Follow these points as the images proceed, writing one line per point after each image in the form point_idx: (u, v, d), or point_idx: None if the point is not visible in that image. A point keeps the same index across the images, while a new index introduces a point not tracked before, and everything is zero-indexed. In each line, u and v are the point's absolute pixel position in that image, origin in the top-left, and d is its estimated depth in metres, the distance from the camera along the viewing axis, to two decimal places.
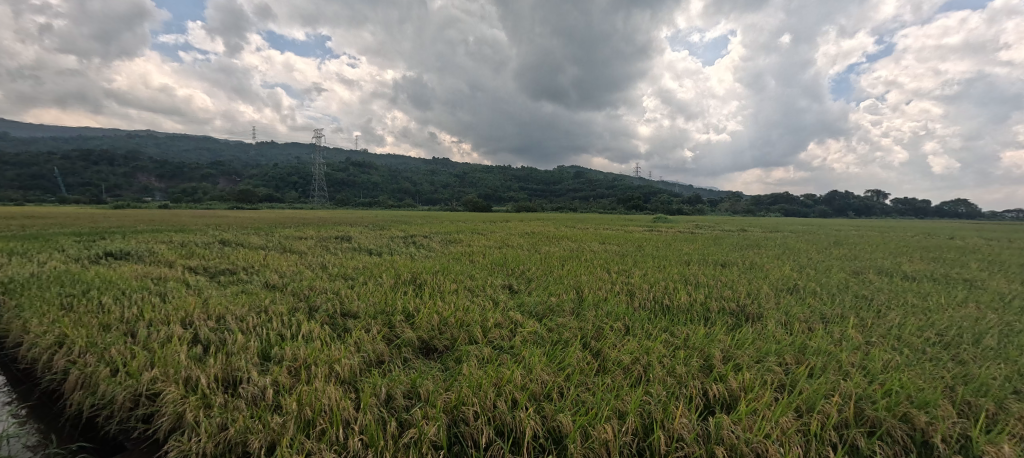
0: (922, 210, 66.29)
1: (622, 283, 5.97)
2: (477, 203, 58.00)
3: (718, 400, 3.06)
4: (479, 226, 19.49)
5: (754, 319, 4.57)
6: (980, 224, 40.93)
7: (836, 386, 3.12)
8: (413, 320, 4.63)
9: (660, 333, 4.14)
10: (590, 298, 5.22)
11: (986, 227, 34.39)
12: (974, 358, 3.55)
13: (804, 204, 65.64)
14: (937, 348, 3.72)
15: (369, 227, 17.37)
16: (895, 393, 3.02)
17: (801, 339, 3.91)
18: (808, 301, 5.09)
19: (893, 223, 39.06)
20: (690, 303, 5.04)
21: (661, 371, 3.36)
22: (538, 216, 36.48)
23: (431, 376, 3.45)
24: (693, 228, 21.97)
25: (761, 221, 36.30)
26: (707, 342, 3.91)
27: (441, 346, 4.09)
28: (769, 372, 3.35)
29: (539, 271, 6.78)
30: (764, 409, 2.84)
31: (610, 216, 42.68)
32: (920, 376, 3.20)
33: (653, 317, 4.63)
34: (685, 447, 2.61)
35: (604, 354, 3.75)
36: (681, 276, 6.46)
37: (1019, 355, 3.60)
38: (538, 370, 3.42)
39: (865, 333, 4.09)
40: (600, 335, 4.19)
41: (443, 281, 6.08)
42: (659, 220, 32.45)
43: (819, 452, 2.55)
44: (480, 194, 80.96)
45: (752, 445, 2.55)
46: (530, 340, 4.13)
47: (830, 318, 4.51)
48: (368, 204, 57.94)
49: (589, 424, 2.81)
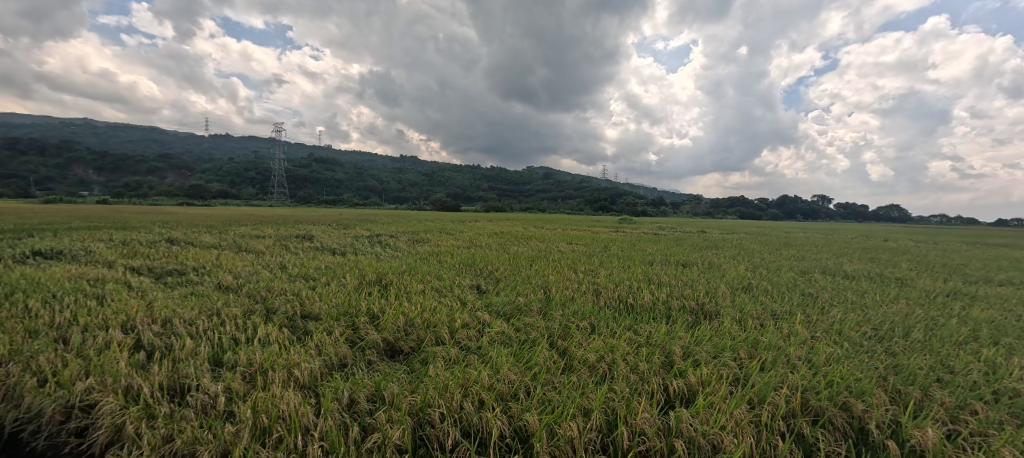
0: (862, 214, 71.93)
1: (588, 282, 6.08)
2: (446, 203, 57.53)
3: (678, 394, 3.17)
4: (447, 226, 19.31)
5: (712, 316, 4.78)
6: (909, 229, 44.94)
7: (785, 379, 3.31)
8: (377, 321, 4.50)
9: (624, 331, 4.25)
10: (557, 297, 5.27)
11: (913, 231, 37.85)
12: (904, 350, 3.88)
13: (759, 207, 69.52)
14: (872, 342, 4.04)
15: (333, 226, 16.80)
16: (837, 383, 3.24)
17: (754, 335, 4.13)
18: (760, 299, 5.39)
19: (834, 227, 42.22)
20: (652, 301, 5.21)
21: (625, 368, 3.44)
22: (507, 217, 36.66)
23: (396, 378, 3.38)
24: (655, 229, 22.83)
25: (718, 223, 38.22)
26: (668, 339, 4.05)
27: (407, 347, 4.00)
28: (725, 367, 3.51)
29: (506, 271, 6.78)
30: (719, 402, 2.98)
31: (578, 217, 43.52)
32: (858, 368, 3.46)
33: (618, 315, 4.75)
34: (647, 441, 2.69)
35: (570, 353, 3.80)
36: (645, 275, 6.67)
37: (941, 347, 3.96)
38: (506, 370, 3.42)
39: (811, 328, 4.37)
40: (567, 333, 4.25)
41: (410, 281, 5.97)
42: (624, 221, 33.45)
43: (769, 442, 2.69)
44: (449, 194, 80.34)
45: (709, 437, 2.67)
46: (497, 339, 4.12)
47: (779, 315, 4.80)
48: (333, 202, 55.96)
49: (555, 423, 2.84)
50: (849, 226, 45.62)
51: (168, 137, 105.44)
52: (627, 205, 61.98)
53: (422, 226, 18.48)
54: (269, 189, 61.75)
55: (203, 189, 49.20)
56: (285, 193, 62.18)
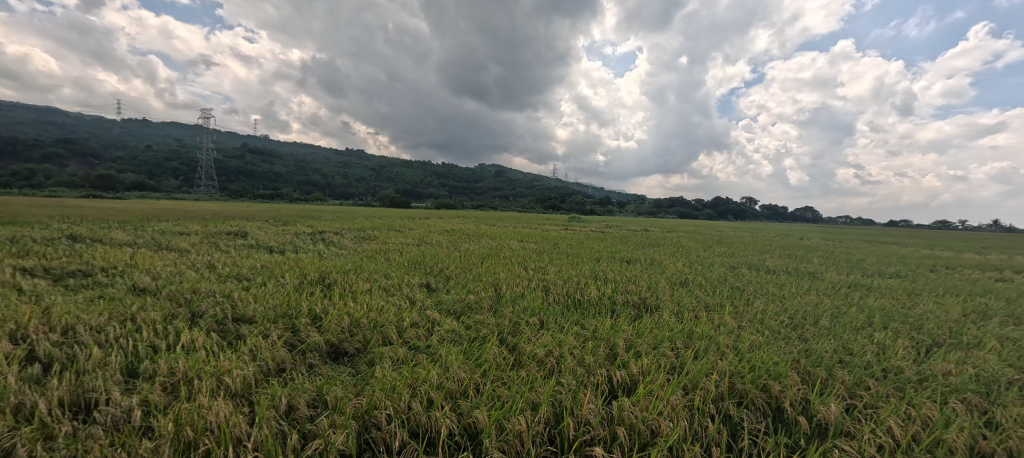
0: (783, 215, 79.72)
1: (538, 279, 6.19)
2: (396, 200, 55.89)
3: (621, 384, 3.33)
4: (395, 223, 18.74)
5: (652, 309, 5.06)
6: (819, 229, 50.55)
7: (715, 365, 3.59)
8: (319, 322, 4.27)
9: (572, 326, 4.39)
10: (508, 294, 5.32)
11: (823, 230, 42.57)
12: (814, 335, 4.36)
13: (697, 208, 74.66)
14: (788, 329, 4.50)
15: (269, 222, 15.65)
16: (759, 367, 3.57)
17: (689, 326, 4.43)
18: (696, 292, 5.80)
19: (759, 227, 46.41)
20: (599, 296, 5.42)
21: (571, 362, 3.55)
22: (459, 215, 36.37)
23: (340, 381, 3.23)
24: (602, 227, 23.57)
25: (659, 222, 40.60)
26: (613, 332, 4.23)
27: (352, 349, 3.83)
28: (663, 357, 3.73)
29: (457, 269, 6.72)
30: (658, 390, 3.17)
31: (530, 215, 44.20)
32: (776, 353, 3.83)
33: (566, 310, 4.89)
34: (591, 430, 2.81)
35: (520, 349, 3.85)
36: (592, 272, 6.92)
37: (843, 332, 4.50)
38: (456, 368, 3.39)
39: (738, 318, 4.78)
40: (516, 330, 4.30)
41: (356, 280, 5.73)
42: (573, 219, 34.44)
43: (701, 423, 2.91)
44: (400, 191, 78.10)
45: (648, 423, 2.83)
46: (447, 338, 4.07)
47: (711, 307, 5.20)
48: (271, 197, 52.20)
49: (504, 418, 2.87)
50: (772, 226, 50.49)
51: (71, 120, 92.50)
52: (577, 205, 63.87)
53: (369, 223, 17.77)
54: (197, 182, 56.29)
55: (114, 181, 43.79)
56: (216, 187, 57.04)
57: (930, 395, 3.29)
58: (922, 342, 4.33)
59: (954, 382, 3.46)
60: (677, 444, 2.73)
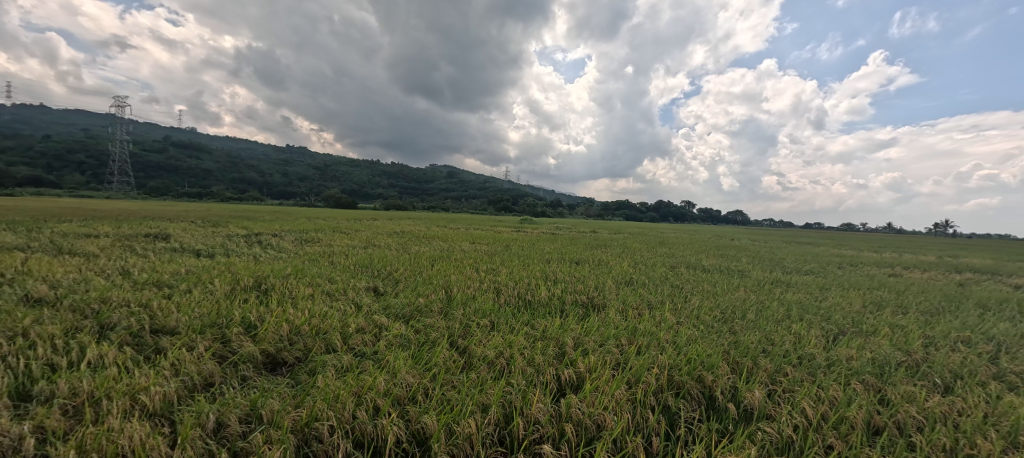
0: (719, 218, 86.27)
1: (489, 281, 6.19)
2: (343, 201, 53.43)
3: (569, 382, 3.42)
4: (341, 224, 17.92)
5: (600, 308, 5.26)
6: (749, 231, 55.26)
7: (656, 360, 3.80)
8: (255, 331, 3.97)
9: (522, 326, 4.44)
10: (459, 296, 5.28)
11: (751, 233, 46.66)
12: (742, 328, 4.76)
13: (643, 211, 78.66)
14: (720, 323, 4.88)
15: (196, 222, 14.26)
16: (695, 360, 3.83)
17: (633, 323, 4.65)
18: (639, 291, 6.11)
19: (697, 229, 49.85)
20: (549, 297, 5.54)
21: (521, 362, 3.60)
22: (410, 217, 35.50)
23: (277, 393, 3.02)
24: (553, 229, 24.11)
25: (607, 224, 42.30)
26: (561, 331, 4.34)
27: (291, 358, 3.60)
28: (609, 353, 3.89)
29: (407, 272, 6.55)
30: (603, 385, 3.30)
31: (483, 217, 44.17)
32: (710, 346, 4.13)
33: (517, 311, 4.95)
34: (541, 428, 2.85)
35: (470, 351, 3.83)
36: (542, 273, 7.06)
37: (766, 324, 4.95)
38: (404, 373, 3.30)
39: (677, 315, 5.10)
40: (467, 332, 4.27)
41: (296, 285, 5.39)
42: (526, 221, 34.90)
43: (643, 415, 3.07)
44: (347, 191, 74.75)
45: (594, 418, 2.93)
46: (395, 343, 3.95)
47: (653, 304, 5.50)
48: (200, 195, 47.75)
49: (453, 422, 2.84)
50: (708, 227, 54.45)
51: None
52: (530, 207, 64.83)
53: (313, 224, 16.80)
54: (109, 178, 50.12)
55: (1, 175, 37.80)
56: (132, 184, 51.14)
57: (836, 378, 3.71)
58: (830, 331, 4.88)
59: (855, 365, 3.93)
60: (621, 436, 2.86)
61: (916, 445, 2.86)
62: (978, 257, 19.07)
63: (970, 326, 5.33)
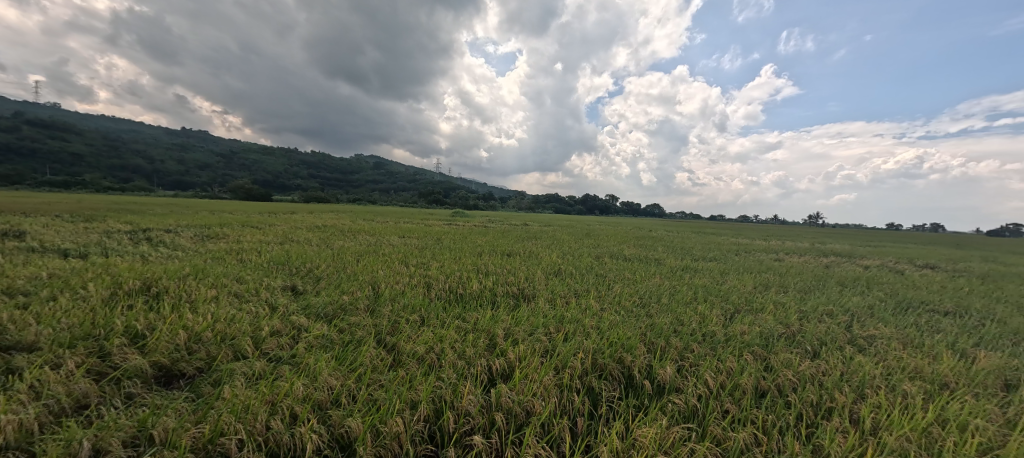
0: (640, 211, 93.16)
1: (419, 275, 6.05)
2: (256, 193, 48.45)
3: (499, 372, 3.48)
4: (252, 218, 16.19)
5: (530, 298, 5.42)
6: (665, 223, 60.48)
7: (581, 345, 4.01)
8: (144, 341, 3.45)
9: (453, 320, 4.41)
10: (387, 292, 5.09)
11: (667, 226, 51.17)
12: (657, 311, 5.22)
13: (573, 204, 82.14)
14: (638, 307, 5.30)
15: (59, 217, 11.89)
16: (616, 343, 4.11)
17: (561, 312, 4.86)
18: (567, 281, 6.39)
19: (620, 221, 53.34)
20: (480, 289, 5.56)
21: (452, 355, 3.58)
22: (334, 210, 33.25)
23: (173, 410, 2.67)
24: (486, 222, 24.04)
25: (538, 217, 43.54)
26: (492, 323, 4.39)
27: (190, 370, 3.20)
28: (538, 341, 4.02)
29: (330, 268, 6.13)
30: (532, 373, 3.40)
31: (414, 210, 42.88)
32: (629, 329, 4.47)
33: (448, 305, 4.90)
34: (471, 420, 2.87)
35: (398, 348, 3.72)
36: (474, 266, 7.07)
37: (676, 306, 5.49)
38: (325, 375, 3.10)
39: (601, 301, 5.43)
40: (396, 329, 4.14)
41: (196, 287, 4.78)
42: (458, 214, 34.58)
43: (569, 398, 3.24)
44: (261, 183, 67.88)
45: (524, 405, 3.03)
46: (316, 344, 3.70)
47: (580, 292, 5.80)
48: (69, 184, 40.09)
49: (380, 422, 2.75)
50: (630, 220, 58.70)
51: None
52: (464, 201, 64.34)
53: (216, 218, 14.95)
54: None
55: None
56: None
57: (732, 350, 4.24)
58: (728, 310, 5.55)
59: (746, 338, 4.51)
60: (548, 420, 2.98)
61: (792, 403, 3.37)
62: (838, 243, 22.92)
63: (832, 300, 6.41)
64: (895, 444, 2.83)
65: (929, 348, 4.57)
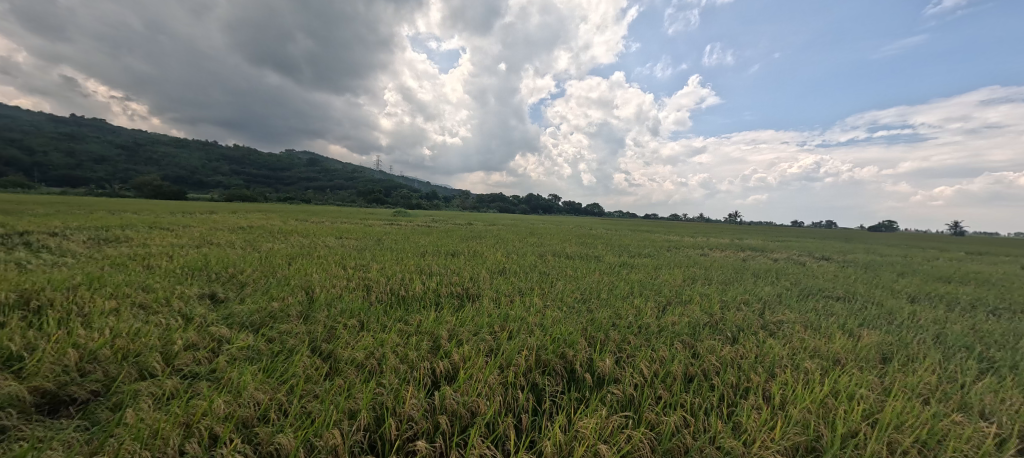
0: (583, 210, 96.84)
1: (358, 278, 5.78)
2: (168, 190, 43.30)
3: (443, 374, 3.43)
4: (163, 219, 14.44)
5: (474, 298, 5.41)
6: (605, 222, 63.42)
7: (525, 342, 4.08)
8: (19, 365, 2.94)
9: (395, 323, 4.27)
10: (323, 297, 4.80)
11: (607, 224, 53.68)
12: (597, 306, 5.46)
13: (519, 203, 83.25)
14: (579, 303, 5.51)
15: None
16: (559, 339, 4.23)
17: (506, 310, 4.91)
18: (512, 279, 6.47)
19: (564, 220, 55.00)
20: (423, 290, 5.45)
21: (393, 360, 3.46)
22: (261, 209, 30.66)
23: (59, 443, 2.31)
24: (430, 222, 23.60)
25: (484, 216, 43.54)
26: (436, 324, 4.31)
27: (84, 393, 2.78)
28: (483, 341, 4.02)
29: (257, 273, 5.65)
30: (477, 373, 3.40)
31: (353, 210, 40.86)
32: (571, 324, 4.63)
33: (389, 308, 4.73)
34: (414, 425, 2.80)
35: (335, 356, 3.53)
36: (417, 266, 6.91)
37: (615, 300, 5.78)
38: (251, 389, 2.85)
39: (545, 299, 5.57)
40: (332, 335, 3.92)
41: (90, 299, 4.16)
42: (401, 213, 33.52)
43: (513, 396, 3.28)
44: (175, 180, 60.78)
45: (469, 405, 3.02)
46: (241, 356, 3.39)
47: (524, 290, 5.90)
48: None
49: (315, 435, 2.59)
50: (573, 219, 60.77)
51: None
52: (408, 200, 62.56)
53: (116, 219, 13.10)
54: None
55: None
56: None
57: (664, 340, 4.55)
58: (661, 303, 5.96)
59: (677, 328, 4.87)
60: (493, 419, 3.00)
61: (715, 386, 3.70)
62: (753, 239, 25.49)
63: (748, 290, 7.13)
64: (799, 416, 3.22)
65: (824, 329, 5.25)
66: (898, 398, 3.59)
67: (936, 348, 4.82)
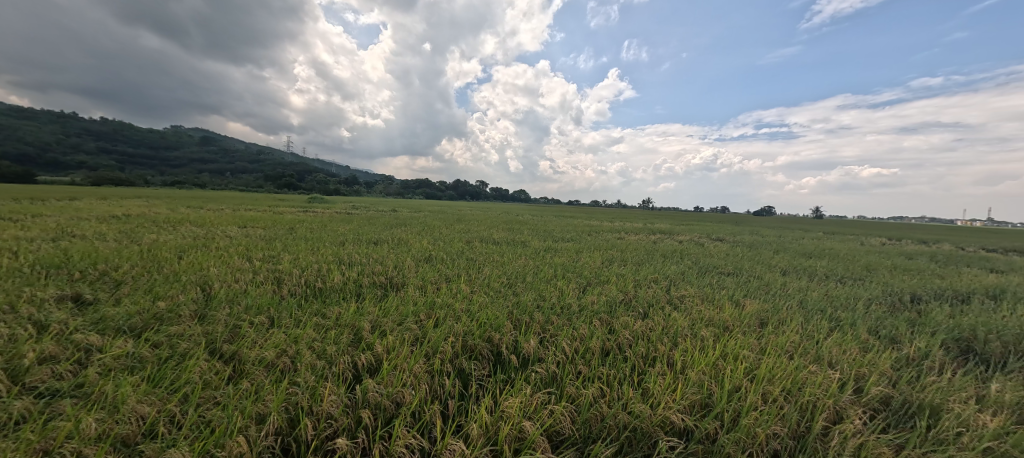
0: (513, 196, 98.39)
1: (267, 271, 5.28)
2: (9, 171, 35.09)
3: (365, 367, 3.30)
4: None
5: (399, 287, 5.26)
6: (534, 208, 65.14)
7: (452, 329, 4.07)
8: None
9: (310, 318, 3.99)
10: (223, 293, 4.32)
11: (535, 212, 55.20)
12: (522, 289, 5.63)
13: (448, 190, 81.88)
14: (506, 287, 5.65)
15: None
16: (485, 324, 4.30)
17: (432, 298, 4.85)
18: (438, 266, 6.38)
19: (493, 207, 55.32)
20: (343, 281, 5.15)
21: (310, 356, 3.25)
22: (141, 194, 26.24)
23: None
24: (351, 209, 22.16)
25: (411, 204, 42.08)
26: (357, 316, 4.12)
27: None
28: (407, 331, 3.94)
29: (137, 269, 4.87)
30: (402, 363, 3.33)
31: (261, 195, 36.83)
32: (498, 309, 4.73)
33: (304, 302, 4.41)
34: (334, 422, 2.67)
35: (239, 357, 3.21)
36: (336, 256, 6.50)
37: (539, 283, 6.02)
38: (132, 403, 2.49)
39: (471, 285, 5.60)
40: (236, 335, 3.55)
41: None
42: (317, 200, 30.99)
43: (439, 383, 3.28)
44: (19, 159, 49.41)
45: (393, 397, 2.95)
46: (118, 366, 2.93)
47: (451, 277, 5.87)
48: None
49: (215, 446, 2.36)
50: (503, 206, 61.42)
51: None
52: (327, 186, 58.17)
53: None
54: None
55: None
56: None
57: (584, 318, 4.86)
58: (581, 284, 6.34)
59: (595, 307, 5.23)
60: (419, 407, 2.98)
61: (628, 357, 4.07)
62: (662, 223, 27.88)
63: (657, 270, 7.87)
64: (696, 378, 3.67)
65: (716, 301, 6.01)
66: (771, 355, 4.26)
67: (800, 312, 5.79)
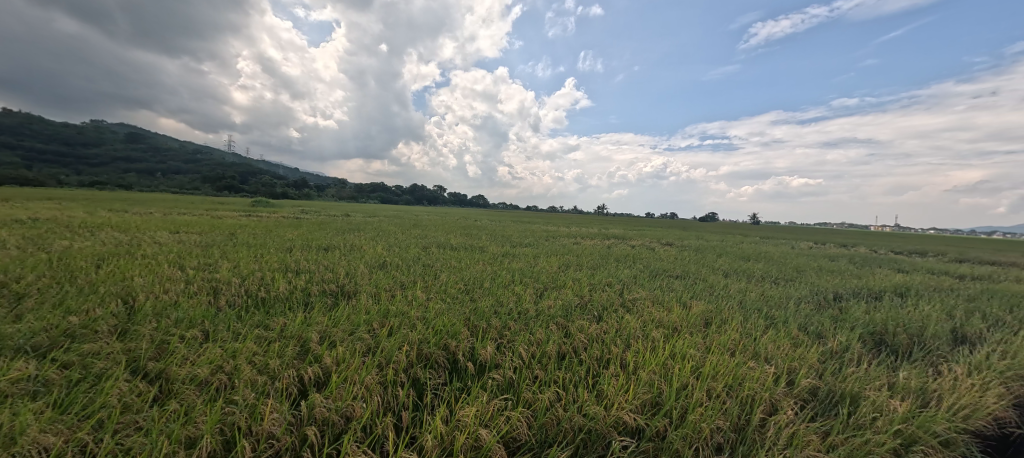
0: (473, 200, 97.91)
1: (202, 280, 4.89)
2: None
3: (312, 381, 3.14)
4: None
5: (350, 295, 5.05)
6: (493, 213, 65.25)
7: (407, 337, 3.97)
8: None
9: (251, 330, 3.73)
10: (151, 305, 3.94)
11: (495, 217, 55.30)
12: (479, 295, 5.61)
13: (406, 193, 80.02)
14: (463, 294, 5.59)
15: None
16: (442, 331, 4.23)
17: (386, 306, 4.71)
18: (393, 273, 6.21)
19: (453, 212, 54.75)
20: (290, 290, 4.88)
21: (250, 371, 3.04)
22: (51, 195, 23.31)
23: None
24: (301, 213, 21.07)
25: (366, 208, 40.67)
26: (304, 327, 3.91)
27: None
28: (359, 341, 3.79)
29: (45, 280, 4.33)
30: (352, 375, 3.19)
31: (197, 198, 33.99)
32: (454, 315, 4.67)
33: (245, 313, 4.12)
34: (276, 442, 2.51)
35: (168, 375, 2.94)
36: (282, 263, 6.15)
37: (496, 289, 6.02)
38: (32, 433, 2.20)
39: (427, 292, 5.50)
40: (164, 351, 3.25)
41: None
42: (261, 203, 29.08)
43: (392, 394, 3.18)
44: None
45: (342, 411, 2.82)
46: (16, 391, 2.58)
47: (407, 284, 5.74)
48: None
49: None
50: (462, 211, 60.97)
51: None
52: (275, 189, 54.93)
53: None
54: None
55: None
56: None
57: (541, 323, 4.92)
58: (538, 289, 6.41)
59: (552, 312, 5.31)
60: (370, 421, 2.87)
61: (583, 360, 4.16)
62: (616, 229, 28.89)
63: (611, 273, 8.14)
64: (647, 378, 3.82)
65: (665, 303, 6.31)
66: (714, 353, 4.53)
67: (740, 312, 6.22)
